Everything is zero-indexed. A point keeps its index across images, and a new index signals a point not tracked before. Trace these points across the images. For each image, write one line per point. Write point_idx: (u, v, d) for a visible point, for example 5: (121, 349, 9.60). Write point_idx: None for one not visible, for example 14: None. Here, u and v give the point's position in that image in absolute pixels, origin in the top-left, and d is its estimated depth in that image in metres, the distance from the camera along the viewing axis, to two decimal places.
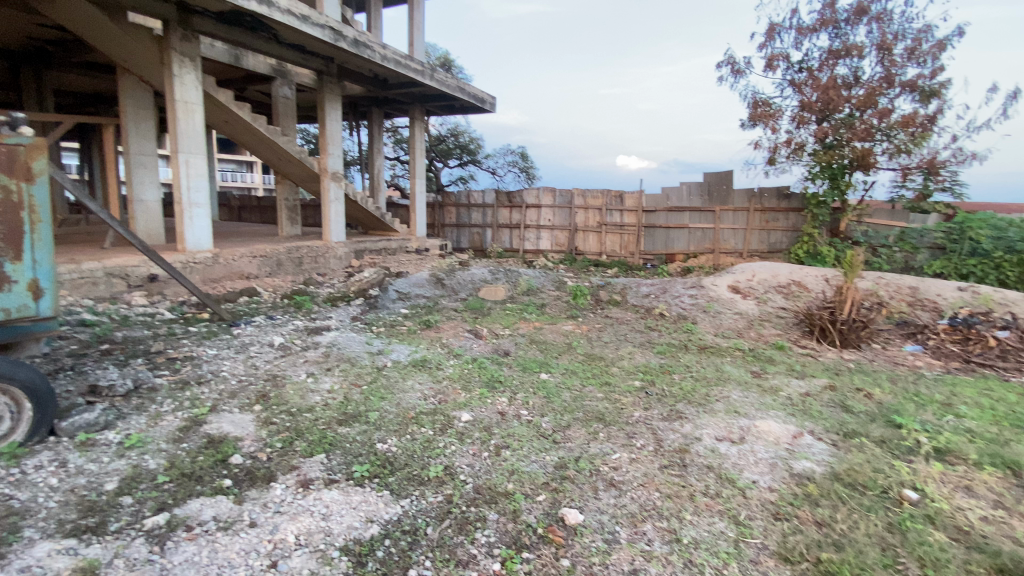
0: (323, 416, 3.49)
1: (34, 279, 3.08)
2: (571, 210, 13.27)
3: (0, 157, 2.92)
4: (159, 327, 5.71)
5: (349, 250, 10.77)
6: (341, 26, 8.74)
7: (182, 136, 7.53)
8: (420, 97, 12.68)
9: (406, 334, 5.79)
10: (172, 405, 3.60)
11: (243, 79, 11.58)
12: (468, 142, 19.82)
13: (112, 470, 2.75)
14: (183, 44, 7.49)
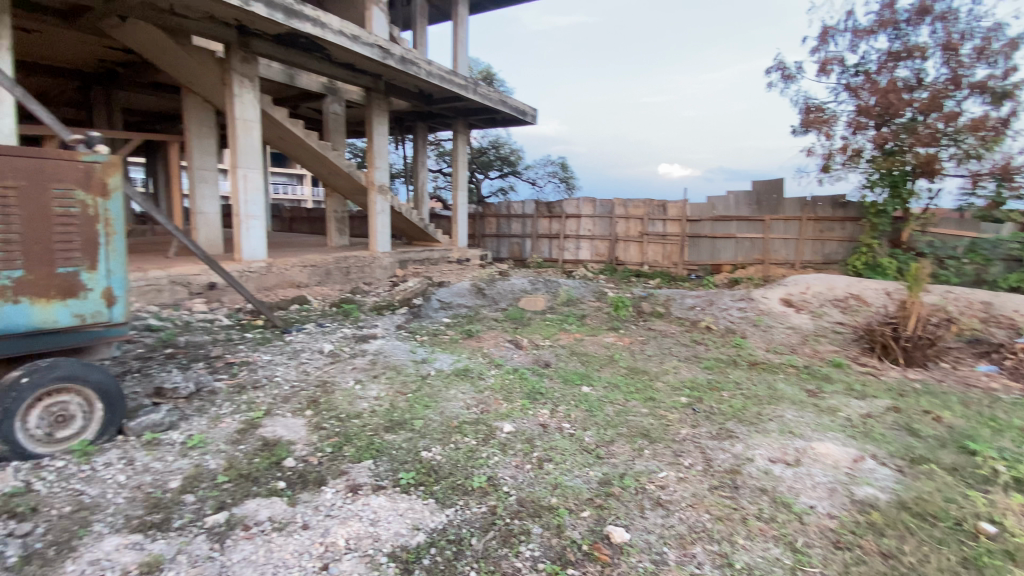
0: (370, 423, 3.58)
1: (108, 287, 3.33)
2: (611, 220, 13.14)
3: (80, 175, 3.17)
4: (218, 333, 6.03)
5: (393, 260, 11.06)
6: (390, 45, 9.07)
7: (241, 152, 7.99)
8: (464, 110, 12.94)
9: (449, 343, 5.87)
10: (230, 408, 3.78)
11: (297, 97, 12.16)
12: (510, 153, 20.02)
13: (176, 469, 2.91)
14: (243, 66, 7.98)
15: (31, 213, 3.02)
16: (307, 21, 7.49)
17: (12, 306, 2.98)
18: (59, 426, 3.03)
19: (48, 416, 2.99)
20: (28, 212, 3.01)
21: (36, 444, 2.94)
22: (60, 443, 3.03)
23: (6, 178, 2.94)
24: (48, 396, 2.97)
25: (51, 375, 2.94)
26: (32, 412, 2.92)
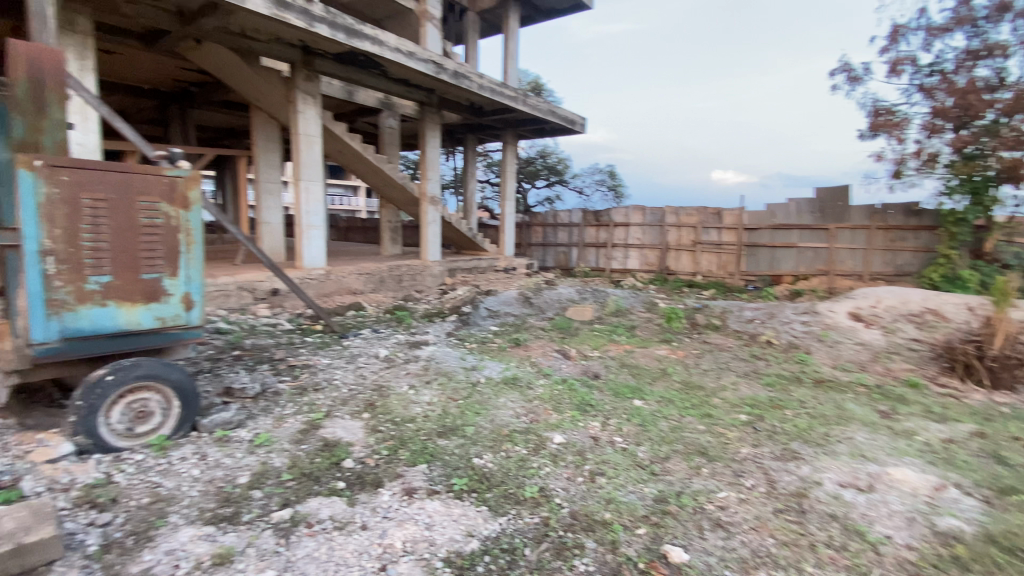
0: (424, 428, 3.65)
1: (187, 292, 3.59)
2: (662, 228, 12.86)
3: (165, 189, 3.43)
4: (281, 336, 6.35)
5: (443, 268, 11.28)
6: (443, 60, 9.33)
7: (304, 165, 8.43)
8: (513, 121, 13.09)
9: (497, 352, 5.91)
10: (293, 409, 3.97)
11: (355, 111, 12.71)
12: (558, 162, 20.04)
13: (244, 465, 3.08)
14: (306, 84, 8.44)
15: (120, 223, 3.26)
16: (366, 40, 7.84)
17: (101, 308, 3.23)
18: (140, 421, 3.27)
19: (131, 411, 3.23)
20: (118, 223, 3.25)
21: (120, 437, 3.18)
22: (140, 437, 3.26)
23: (99, 191, 3.17)
24: (132, 393, 3.22)
25: (134, 373, 3.19)
26: (117, 407, 3.17)
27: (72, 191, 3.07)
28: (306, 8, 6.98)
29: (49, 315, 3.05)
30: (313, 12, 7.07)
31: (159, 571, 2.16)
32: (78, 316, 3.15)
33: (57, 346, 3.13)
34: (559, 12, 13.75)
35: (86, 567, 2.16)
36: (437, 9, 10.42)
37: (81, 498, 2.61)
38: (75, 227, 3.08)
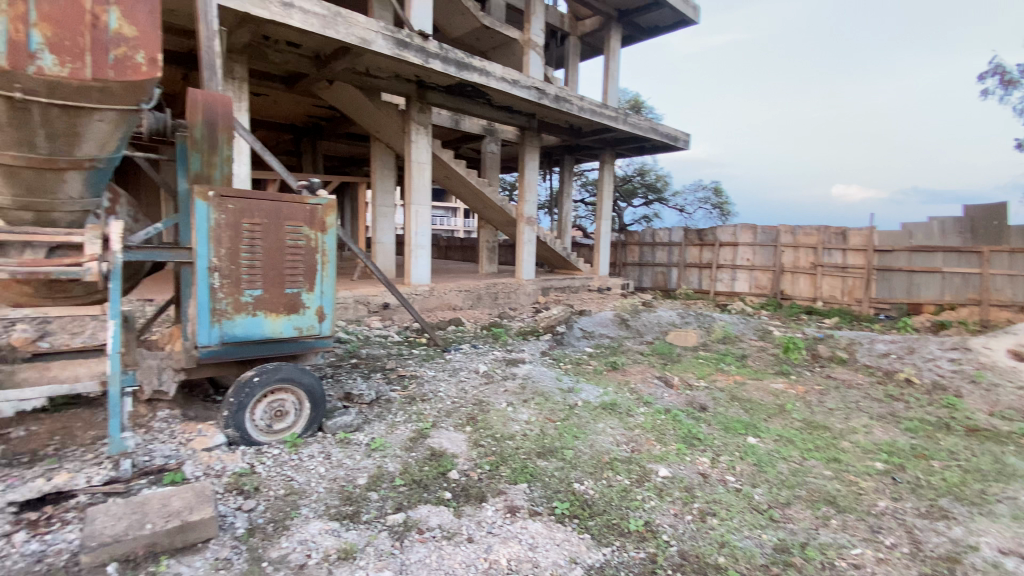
0: (524, 446, 3.70)
1: (320, 306, 4.02)
2: (776, 248, 11.96)
3: (307, 214, 3.90)
4: (391, 347, 6.82)
5: (537, 287, 11.44)
6: (545, 85, 9.59)
7: (415, 189, 9.06)
8: (612, 141, 13.02)
9: (594, 374, 5.82)
10: (403, 417, 4.23)
11: (459, 138, 13.44)
12: (657, 181, 19.54)
13: (363, 467, 3.33)
14: (420, 115, 9.10)
15: (271, 244, 3.73)
16: (473, 71, 8.32)
17: (252, 317, 3.71)
18: (277, 419, 3.69)
19: (271, 410, 3.66)
20: (269, 244, 3.73)
21: (261, 433, 3.60)
22: (277, 434, 3.68)
23: (256, 217, 3.67)
24: (272, 393, 3.66)
25: (276, 375, 3.63)
26: (260, 406, 3.61)
27: (235, 217, 3.59)
28: (422, 46, 7.59)
29: (212, 323, 3.56)
30: (429, 49, 7.66)
31: (294, 558, 2.40)
32: (233, 324, 3.64)
33: (217, 348, 3.65)
34: (662, 29, 13.53)
35: (235, 547, 2.46)
36: (540, 37, 10.78)
37: (231, 485, 2.98)
38: (236, 248, 3.59)
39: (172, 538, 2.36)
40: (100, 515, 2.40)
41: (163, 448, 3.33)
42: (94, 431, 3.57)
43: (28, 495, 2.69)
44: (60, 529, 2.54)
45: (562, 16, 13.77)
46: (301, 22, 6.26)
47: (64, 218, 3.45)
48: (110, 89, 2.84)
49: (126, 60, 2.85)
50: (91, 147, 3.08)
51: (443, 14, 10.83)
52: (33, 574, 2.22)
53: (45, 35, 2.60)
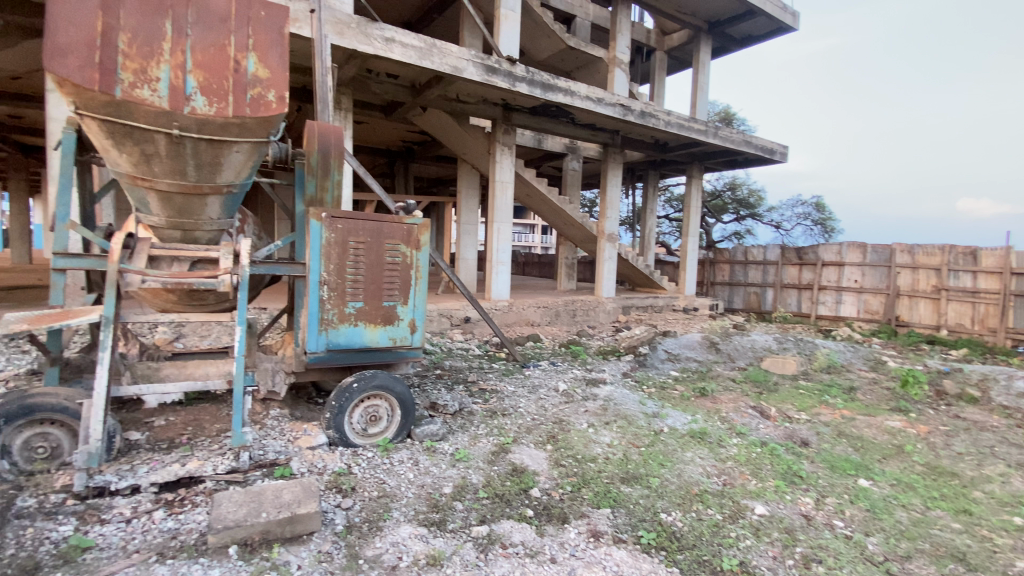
0: (606, 470, 3.63)
1: (413, 318, 4.25)
2: (889, 269, 10.82)
3: (404, 233, 4.17)
4: (473, 361, 7.01)
5: (618, 305, 11.22)
6: (630, 101, 9.50)
7: (498, 208, 9.31)
8: (700, 155, 12.55)
9: (680, 400, 5.56)
10: (485, 430, 4.32)
11: (542, 157, 13.66)
12: (749, 196, 18.49)
13: (448, 476, 3.45)
14: (505, 136, 9.38)
15: (372, 260, 4.03)
16: (559, 92, 8.45)
17: (353, 327, 4.01)
18: (372, 423, 3.94)
19: (366, 414, 3.92)
20: (370, 260, 4.03)
21: (357, 436, 3.86)
22: (371, 437, 3.92)
23: (360, 235, 3.99)
24: (368, 399, 3.92)
25: (373, 382, 3.89)
26: (357, 410, 3.88)
27: (343, 236, 3.93)
28: (510, 70, 7.87)
29: (320, 331, 3.90)
30: (516, 73, 7.92)
31: (387, 559, 2.53)
32: (338, 332, 3.96)
33: (323, 354, 3.98)
34: (756, 38, 12.91)
35: (335, 542, 2.65)
36: (625, 54, 10.74)
37: (331, 483, 3.22)
38: (342, 263, 3.92)
39: (283, 527, 2.60)
40: (225, 501, 2.69)
41: (274, 443, 3.68)
42: (218, 424, 4.03)
43: (167, 478, 3.08)
44: (191, 510, 2.88)
45: (648, 32, 13.62)
46: (401, 55, 6.75)
47: (205, 236, 3.95)
48: (246, 124, 3.24)
49: (259, 98, 3.26)
50: (229, 175, 3.52)
51: (530, 38, 11.15)
52: (169, 548, 2.54)
53: (197, 80, 3.06)
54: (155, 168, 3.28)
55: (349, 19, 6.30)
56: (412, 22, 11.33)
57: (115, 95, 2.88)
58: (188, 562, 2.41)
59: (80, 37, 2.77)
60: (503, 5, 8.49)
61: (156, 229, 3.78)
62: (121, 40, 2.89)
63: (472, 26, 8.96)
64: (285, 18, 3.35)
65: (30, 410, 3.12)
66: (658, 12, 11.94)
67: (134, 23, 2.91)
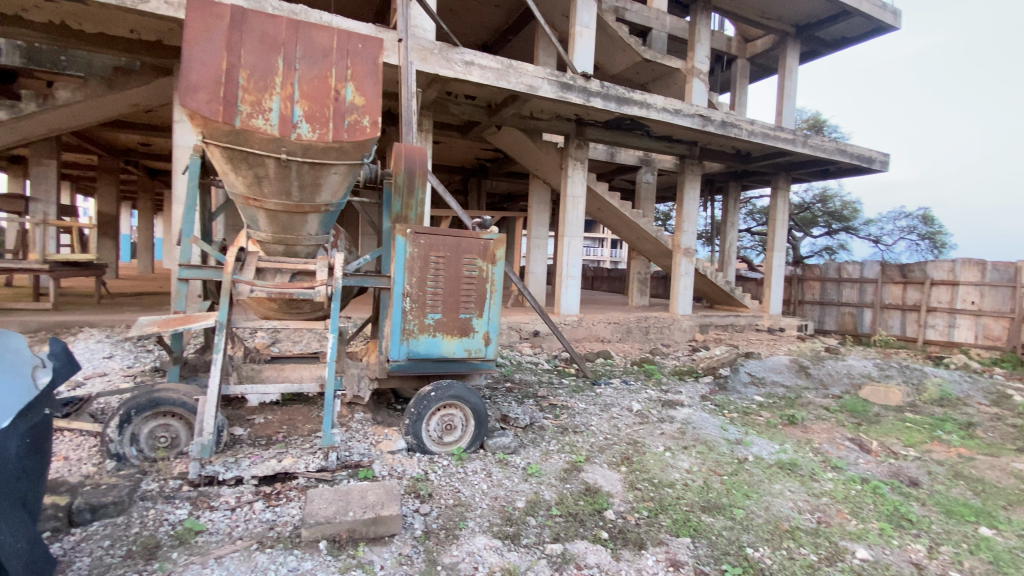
0: (685, 496, 3.48)
1: (487, 331, 4.34)
2: (1015, 291, 9.57)
3: (481, 247, 4.29)
4: (542, 375, 6.99)
5: (694, 323, 10.77)
6: (710, 112, 9.16)
7: (569, 222, 9.29)
8: (787, 165, 11.82)
9: (766, 428, 5.21)
10: (557, 446, 4.29)
11: (614, 170, 13.50)
12: (843, 208, 17.11)
13: (521, 491, 3.46)
14: (577, 151, 9.39)
15: (450, 274, 4.19)
16: (635, 104, 8.34)
17: (432, 338, 4.17)
18: (447, 432, 4.05)
19: (442, 422, 4.04)
20: (449, 274, 4.18)
21: (433, 443, 3.98)
22: (447, 445, 4.03)
23: (441, 250, 4.16)
24: (444, 407, 4.04)
25: (449, 392, 4.01)
26: (434, 418, 4.01)
27: (425, 251, 4.12)
28: (584, 86, 7.90)
29: (402, 340, 4.09)
30: (590, 88, 7.93)
31: (464, 567, 2.58)
32: (418, 342, 4.13)
33: (404, 363, 4.16)
34: (851, 40, 12.03)
35: (414, 546, 2.74)
36: (704, 63, 10.42)
37: (410, 488, 3.35)
38: (423, 277, 4.10)
39: (367, 527, 2.73)
40: (317, 498, 2.88)
41: (358, 446, 3.89)
42: (309, 424, 4.33)
43: (265, 472, 3.35)
44: (286, 503, 3.11)
45: (729, 40, 13.14)
46: (479, 77, 7.01)
47: (304, 250, 4.30)
48: (343, 148, 3.51)
49: (355, 124, 3.52)
50: (327, 195, 3.82)
51: (604, 53, 11.13)
52: (268, 537, 2.76)
53: (303, 109, 3.37)
54: (265, 189, 3.63)
55: (432, 46, 6.65)
56: (489, 44, 11.72)
57: (234, 125, 3.22)
58: (285, 552, 2.60)
59: (207, 75, 3.16)
60: (578, 22, 8.57)
61: (263, 243, 4.17)
62: (240, 77, 3.24)
63: (546, 44, 9.12)
64: (379, 49, 3.61)
65: (155, 402, 3.53)
66: (740, 19, 11.50)
67: (251, 61, 3.27)
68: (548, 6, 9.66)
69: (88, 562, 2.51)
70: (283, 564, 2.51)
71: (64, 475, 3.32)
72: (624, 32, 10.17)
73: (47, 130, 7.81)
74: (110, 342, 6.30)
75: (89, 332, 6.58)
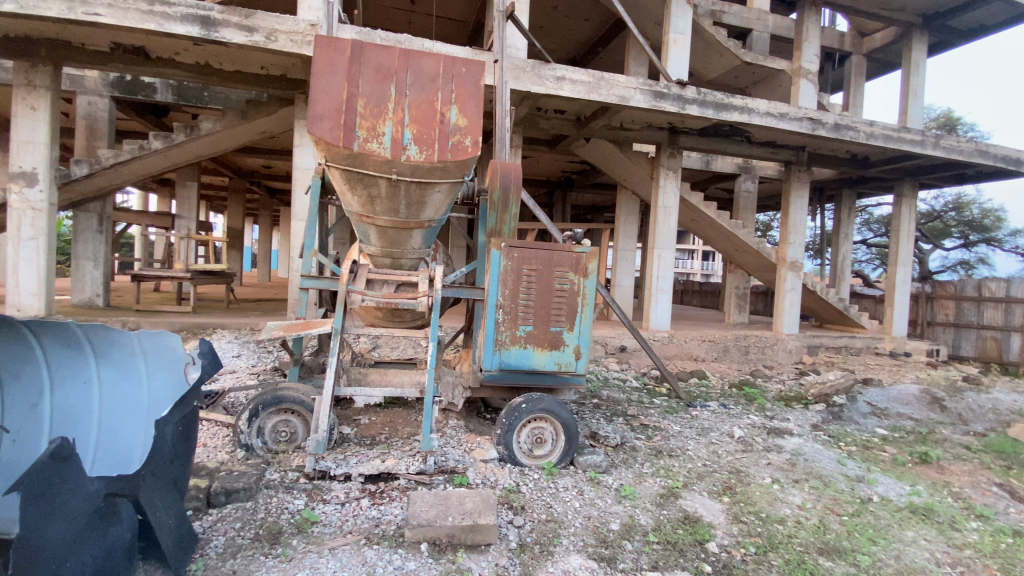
0: (799, 535, 3.19)
1: (578, 344, 4.32)
2: None
3: (573, 261, 4.28)
4: (632, 393, 6.77)
5: (801, 344, 9.91)
6: (822, 114, 8.44)
7: (660, 234, 8.98)
8: (913, 169, 10.54)
9: (892, 465, 4.63)
10: (651, 469, 4.13)
11: (709, 179, 12.89)
12: (983, 216, 14.93)
13: (615, 512, 3.37)
14: (670, 160, 9.06)
15: (543, 286, 4.23)
16: (734, 110, 7.91)
17: (523, 349, 4.22)
18: (537, 445, 4.06)
19: (532, 436, 4.06)
20: (541, 287, 4.23)
21: (524, 456, 4.01)
22: (537, 459, 4.04)
23: (534, 263, 4.21)
24: (535, 420, 4.06)
25: (539, 405, 4.03)
26: (524, 430, 4.04)
27: (518, 263, 4.20)
28: (680, 93, 7.64)
29: (495, 351, 4.19)
30: (686, 95, 7.65)
31: None
32: (509, 353, 4.20)
33: (496, 373, 4.25)
34: (993, 27, 10.52)
35: (510, 558, 2.78)
36: (813, 62, 9.64)
37: (503, 499, 3.40)
38: (516, 289, 4.19)
39: (465, 534, 2.82)
40: (419, 500, 3.02)
41: (453, 452, 4.02)
42: (408, 427, 4.57)
43: (370, 471, 3.58)
44: (389, 502, 3.30)
45: (841, 36, 12.06)
46: (570, 91, 7.05)
47: (408, 263, 4.61)
48: (447, 167, 3.71)
49: (458, 144, 3.70)
50: (430, 212, 4.07)
51: (699, 58, 10.72)
52: (375, 534, 2.93)
53: (412, 132, 3.60)
54: (377, 207, 3.94)
55: (525, 64, 6.83)
56: (578, 58, 11.77)
57: (352, 149, 3.52)
58: (391, 550, 2.75)
59: (331, 104, 3.49)
60: (672, 28, 8.35)
61: (373, 257, 4.53)
62: (358, 104, 3.54)
63: (638, 53, 8.96)
64: (481, 72, 3.77)
65: (279, 399, 3.91)
66: (854, 12, 10.52)
67: (368, 89, 3.55)
68: (640, 16, 9.50)
69: (223, 541, 2.82)
70: (390, 562, 2.65)
71: (205, 460, 3.79)
72: (721, 36, 9.70)
73: (192, 156, 9.04)
74: (239, 343, 7.11)
75: (222, 333, 7.47)
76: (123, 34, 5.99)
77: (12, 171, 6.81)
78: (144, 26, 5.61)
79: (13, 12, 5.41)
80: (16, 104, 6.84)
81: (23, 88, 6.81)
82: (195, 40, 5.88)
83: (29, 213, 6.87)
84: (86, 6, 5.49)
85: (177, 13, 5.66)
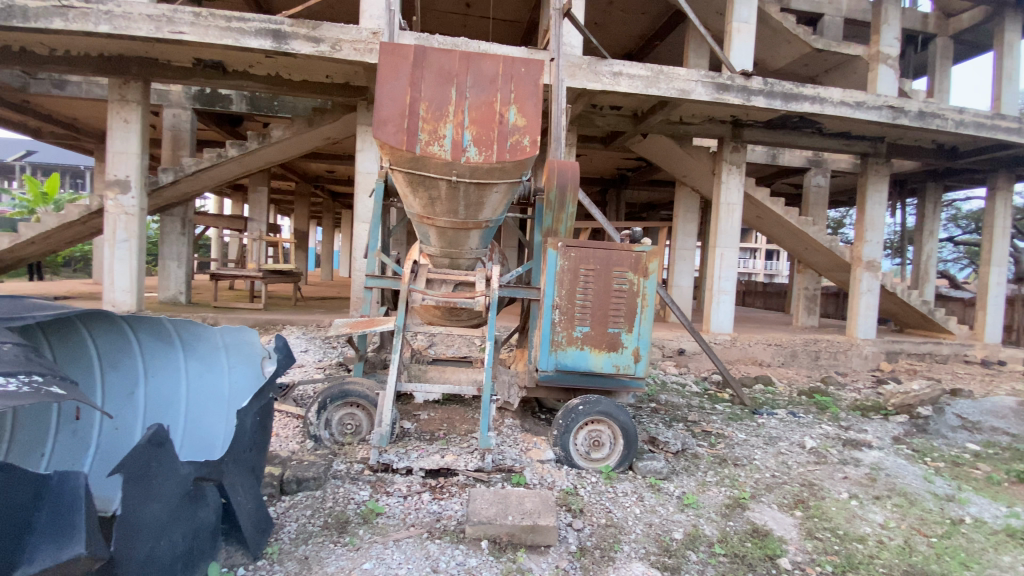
0: (882, 556, 2.97)
1: (637, 347, 4.21)
2: None
3: (632, 261, 4.19)
4: (691, 398, 6.55)
5: (878, 349, 9.24)
6: (904, 102, 7.78)
7: (721, 233, 8.61)
8: (1010, 159, 9.52)
9: (987, 485, 4.20)
10: (715, 478, 3.97)
11: (774, 173, 12.27)
12: None
13: (678, 521, 3.27)
14: (733, 155, 8.66)
15: (600, 286, 4.17)
16: (805, 100, 7.44)
17: (580, 350, 4.18)
18: (595, 448, 4.00)
19: (590, 438, 4.01)
20: (599, 286, 4.17)
21: (581, 458, 3.97)
22: (594, 462, 3.98)
23: (591, 263, 4.16)
24: (592, 422, 4.00)
25: (597, 407, 3.98)
26: (581, 432, 4.00)
27: (575, 263, 4.16)
28: (745, 85, 7.28)
29: (551, 351, 4.17)
30: (751, 87, 7.28)
31: None
32: (566, 354, 4.18)
33: (552, 373, 4.24)
34: None
35: (571, 561, 2.77)
36: (893, 46, 8.90)
37: (562, 501, 3.38)
38: (573, 289, 4.15)
39: (525, 534, 2.83)
40: (479, 498, 3.06)
41: (510, 451, 4.04)
42: (465, 425, 4.65)
43: (431, 465, 3.66)
44: (449, 498, 3.36)
45: (924, 16, 11.05)
46: (628, 86, 6.88)
47: (465, 262, 4.70)
48: (505, 167, 3.73)
49: (516, 144, 3.71)
50: (488, 212, 4.11)
51: (765, 47, 10.19)
52: (436, 529, 2.99)
53: (472, 135, 3.65)
54: (438, 208, 4.03)
55: (580, 61, 6.75)
56: (634, 52, 11.52)
57: (415, 152, 3.60)
58: (452, 546, 2.81)
59: (395, 109, 3.59)
60: (735, 17, 7.97)
61: (432, 257, 4.65)
62: (421, 108, 3.62)
63: (698, 44, 8.63)
64: (541, 70, 3.74)
65: (345, 393, 4.08)
66: None
67: (430, 93, 3.63)
68: (701, 6, 9.15)
69: (296, 528, 2.96)
70: (452, 557, 2.70)
71: (278, 449, 4.00)
72: (789, 23, 9.17)
73: (263, 163, 9.60)
74: (306, 339, 7.50)
75: (291, 329, 7.89)
76: (202, 49, 6.43)
77: (108, 179, 7.50)
78: (223, 41, 6.02)
79: (108, 33, 5.93)
80: (112, 117, 7.52)
81: (117, 103, 7.48)
82: (268, 52, 6.23)
83: (123, 217, 7.55)
84: (172, 25, 5.94)
85: (251, 28, 6.03)
